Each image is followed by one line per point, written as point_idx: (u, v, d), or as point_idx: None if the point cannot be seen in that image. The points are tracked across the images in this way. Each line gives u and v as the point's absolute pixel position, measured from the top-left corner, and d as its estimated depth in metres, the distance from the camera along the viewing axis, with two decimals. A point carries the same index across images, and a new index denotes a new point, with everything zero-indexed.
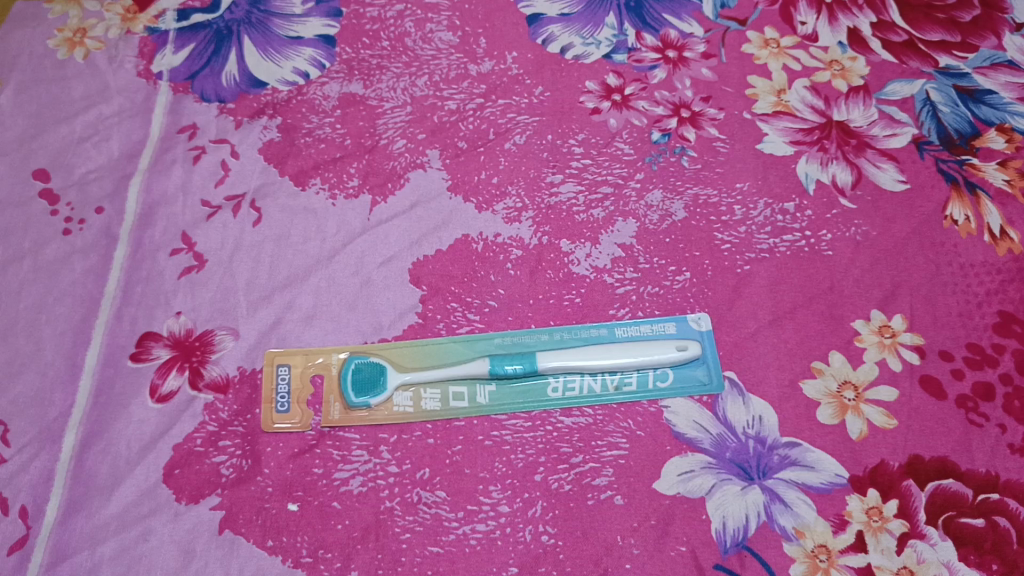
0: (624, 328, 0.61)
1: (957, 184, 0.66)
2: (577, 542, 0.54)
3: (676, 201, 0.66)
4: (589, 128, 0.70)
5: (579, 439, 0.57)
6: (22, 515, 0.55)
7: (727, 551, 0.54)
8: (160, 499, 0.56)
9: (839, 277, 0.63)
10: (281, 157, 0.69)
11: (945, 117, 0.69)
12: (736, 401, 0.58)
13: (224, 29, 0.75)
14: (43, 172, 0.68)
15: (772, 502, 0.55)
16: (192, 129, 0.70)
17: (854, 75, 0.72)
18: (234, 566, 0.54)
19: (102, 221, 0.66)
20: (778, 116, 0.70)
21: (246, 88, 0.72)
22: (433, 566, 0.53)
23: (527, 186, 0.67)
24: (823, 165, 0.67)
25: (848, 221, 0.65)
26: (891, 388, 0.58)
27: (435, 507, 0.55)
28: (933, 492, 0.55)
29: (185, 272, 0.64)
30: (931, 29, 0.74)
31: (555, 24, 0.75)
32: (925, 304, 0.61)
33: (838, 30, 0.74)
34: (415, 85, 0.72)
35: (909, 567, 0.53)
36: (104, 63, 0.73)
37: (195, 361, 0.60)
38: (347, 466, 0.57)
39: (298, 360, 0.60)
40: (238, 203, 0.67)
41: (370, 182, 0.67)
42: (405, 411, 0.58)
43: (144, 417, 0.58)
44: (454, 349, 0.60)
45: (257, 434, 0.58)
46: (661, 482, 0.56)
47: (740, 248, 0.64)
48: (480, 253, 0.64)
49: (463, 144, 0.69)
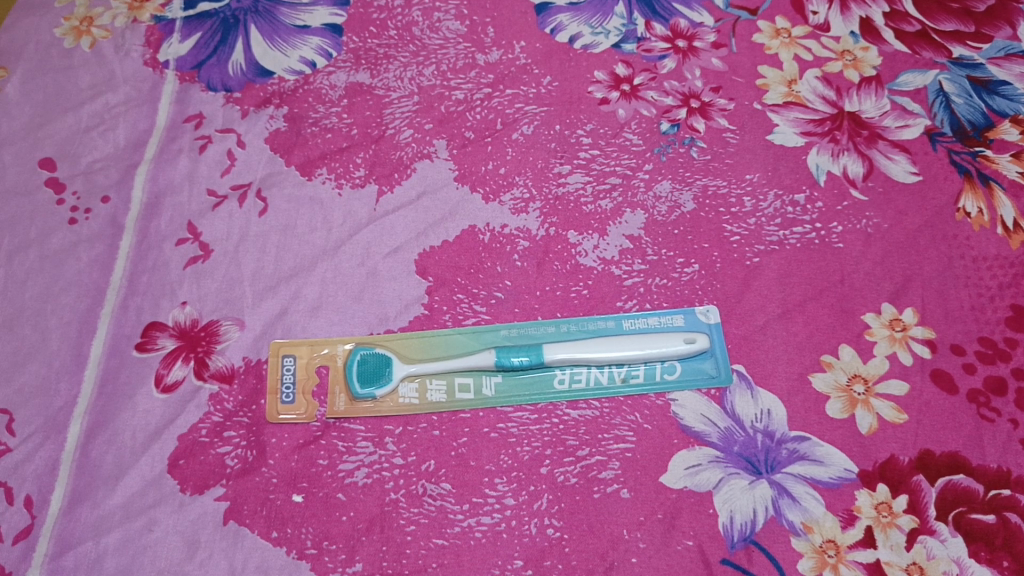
0: (631, 320, 0.60)
1: (970, 176, 0.65)
2: (583, 535, 0.54)
3: (685, 192, 0.66)
4: (598, 119, 0.69)
5: (585, 432, 0.57)
6: (27, 505, 0.55)
7: (735, 546, 0.53)
8: (165, 489, 0.56)
9: (849, 270, 0.62)
10: (287, 147, 0.68)
11: (959, 108, 0.68)
12: (744, 394, 0.58)
13: (231, 18, 0.74)
14: (49, 161, 0.68)
15: (781, 497, 0.55)
16: (198, 119, 0.70)
17: (866, 66, 0.71)
18: (238, 557, 0.54)
19: (108, 210, 0.66)
20: (789, 106, 0.69)
21: (252, 78, 0.71)
22: (438, 559, 0.53)
23: (534, 177, 0.67)
24: (835, 157, 0.66)
25: (859, 213, 0.64)
26: (902, 382, 0.58)
27: (440, 499, 0.55)
28: (944, 488, 0.55)
29: (191, 262, 0.64)
30: (945, 18, 0.73)
31: (563, 13, 0.74)
32: (937, 297, 0.61)
33: (851, 20, 0.73)
34: (422, 74, 0.72)
35: (919, 563, 0.52)
36: (111, 52, 0.73)
37: (200, 352, 0.60)
38: (352, 457, 0.56)
39: (304, 351, 0.60)
40: (244, 192, 0.66)
41: (376, 172, 0.67)
42: (411, 403, 0.58)
43: (150, 407, 0.58)
44: (460, 341, 0.60)
45: (263, 425, 0.58)
46: (667, 475, 0.55)
47: (749, 240, 0.63)
48: (487, 244, 0.64)
49: (470, 134, 0.69)
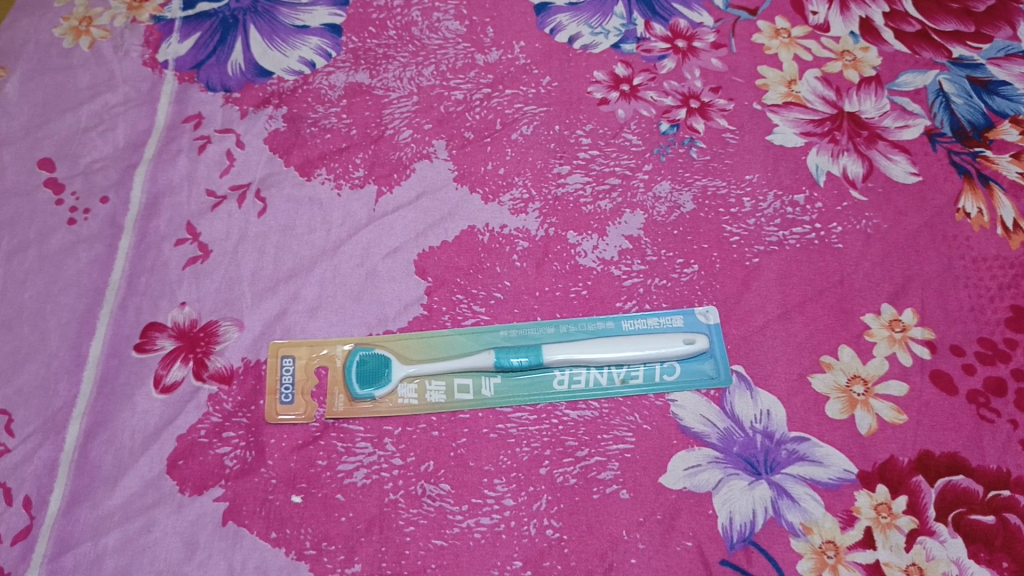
0: (631, 320, 0.60)
1: (970, 177, 0.65)
2: (583, 536, 0.54)
3: (685, 193, 0.65)
4: (597, 119, 0.69)
5: (585, 432, 0.57)
6: (26, 506, 0.55)
7: (734, 546, 0.53)
8: (164, 490, 0.56)
9: (849, 270, 0.62)
10: (286, 147, 0.68)
11: (959, 109, 0.68)
12: (744, 395, 0.58)
13: (230, 18, 0.74)
14: (49, 161, 0.68)
15: (780, 498, 0.55)
16: (197, 119, 0.70)
17: (866, 66, 0.71)
18: (237, 558, 0.53)
19: (108, 210, 0.66)
20: (789, 106, 0.69)
21: (251, 78, 0.71)
22: (437, 559, 0.53)
23: (534, 177, 0.67)
24: (834, 157, 0.66)
25: (859, 213, 0.64)
26: (901, 383, 0.58)
27: (439, 500, 0.55)
28: (944, 488, 0.54)
29: (190, 262, 0.64)
30: (945, 18, 0.73)
31: (563, 13, 0.74)
32: (937, 297, 0.61)
33: (851, 20, 0.73)
34: (422, 75, 0.71)
35: (918, 564, 0.52)
36: (110, 52, 0.73)
37: (199, 352, 0.60)
38: (352, 458, 0.56)
39: (303, 351, 0.60)
40: (243, 192, 0.66)
41: (376, 173, 0.67)
42: (411, 404, 0.58)
43: (149, 407, 0.58)
44: (459, 341, 0.60)
45: (262, 425, 0.58)
46: (666, 476, 0.55)
47: (748, 241, 0.63)
48: (486, 244, 0.64)
49: (469, 135, 0.69)
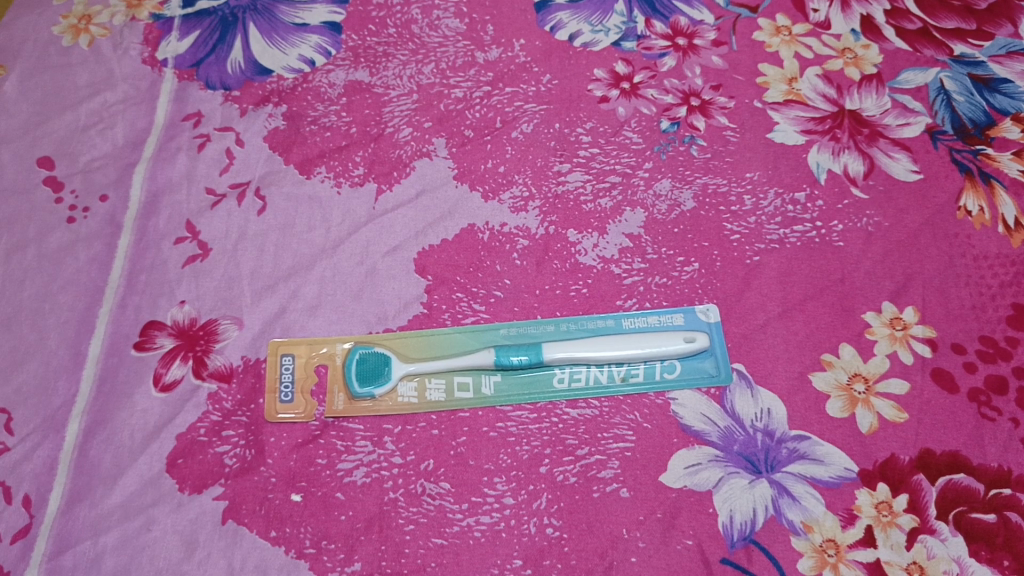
0: (631, 319, 0.60)
1: (971, 175, 0.65)
2: (583, 535, 0.53)
3: (685, 191, 0.65)
4: (598, 117, 0.69)
5: (585, 431, 0.57)
6: (25, 504, 0.55)
7: (735, 545, 0.53)
8: (163, 489, 0.56)
9: (850, 268, 0.62)
10: (285, 145, 0.68)
11: (961, 106, 0.68)
12: (744, 393, 0.58)
13: (230, 16, 0.74)
14: (48, 160, 0.68)
15: (781, 496, 0.55)
16: (197, 117, 0.70)
17: (867, 64, 0.70)
18: (237, 556, 0.53)
19: (107, 208, 0.66)
20: (790, 105, 0.69)
21: (251, 75, 0.71)
22: (437, 558, 0.53)
23: (534, 175, 0.66)
24: (835, 154, 0.66)
25: (859, 211, 0.64)
26: (902, 381, 0.58)
27: (439, 499, 0.55)
28: (944, 487, 0.54)
29: (190, 260, 0.64)
30: (946, 16, 0.72)
31: (562, 11, 0.74)
32: (938, 296, 0.60)
33: (851, 17, 0.73)
34: (421, 72, 0.71)
35: (919, 562, 0.52)
36: (109, 50, 0.73)
37: (198, 351, 0.60)
38: (351, 456, 0.56)
39: (302, 349, 0.60)
40: (243, 190, 0.66)
41: (375, 171, 0.67)
42: (410, 402, 0.58)
43: (148, 406, 0.58)
44: (459, 340, 0.59)
45: (261, 424, 0.58)
46: (667, 475, 0.55)
47: (749, 239, 0.63)
48: (486, 242, 0.64)
49: (469, 133, 0.68)
